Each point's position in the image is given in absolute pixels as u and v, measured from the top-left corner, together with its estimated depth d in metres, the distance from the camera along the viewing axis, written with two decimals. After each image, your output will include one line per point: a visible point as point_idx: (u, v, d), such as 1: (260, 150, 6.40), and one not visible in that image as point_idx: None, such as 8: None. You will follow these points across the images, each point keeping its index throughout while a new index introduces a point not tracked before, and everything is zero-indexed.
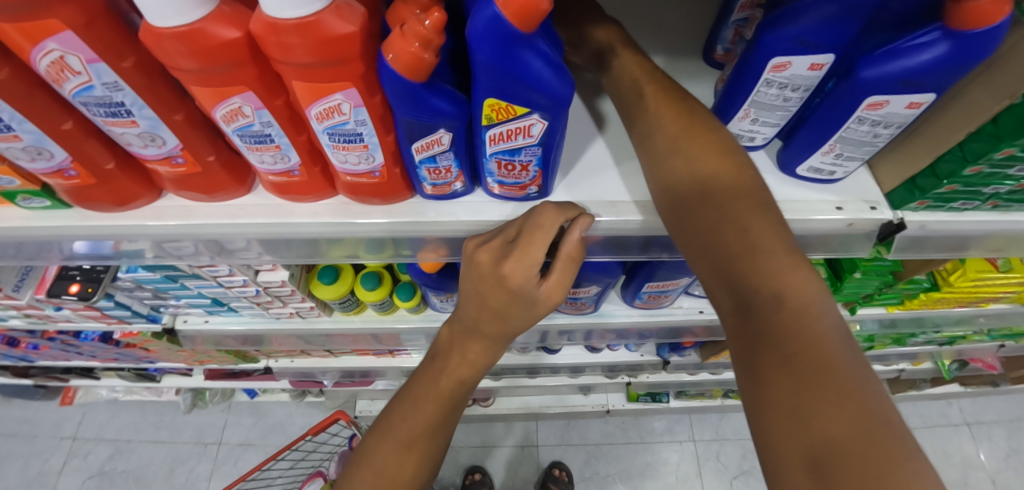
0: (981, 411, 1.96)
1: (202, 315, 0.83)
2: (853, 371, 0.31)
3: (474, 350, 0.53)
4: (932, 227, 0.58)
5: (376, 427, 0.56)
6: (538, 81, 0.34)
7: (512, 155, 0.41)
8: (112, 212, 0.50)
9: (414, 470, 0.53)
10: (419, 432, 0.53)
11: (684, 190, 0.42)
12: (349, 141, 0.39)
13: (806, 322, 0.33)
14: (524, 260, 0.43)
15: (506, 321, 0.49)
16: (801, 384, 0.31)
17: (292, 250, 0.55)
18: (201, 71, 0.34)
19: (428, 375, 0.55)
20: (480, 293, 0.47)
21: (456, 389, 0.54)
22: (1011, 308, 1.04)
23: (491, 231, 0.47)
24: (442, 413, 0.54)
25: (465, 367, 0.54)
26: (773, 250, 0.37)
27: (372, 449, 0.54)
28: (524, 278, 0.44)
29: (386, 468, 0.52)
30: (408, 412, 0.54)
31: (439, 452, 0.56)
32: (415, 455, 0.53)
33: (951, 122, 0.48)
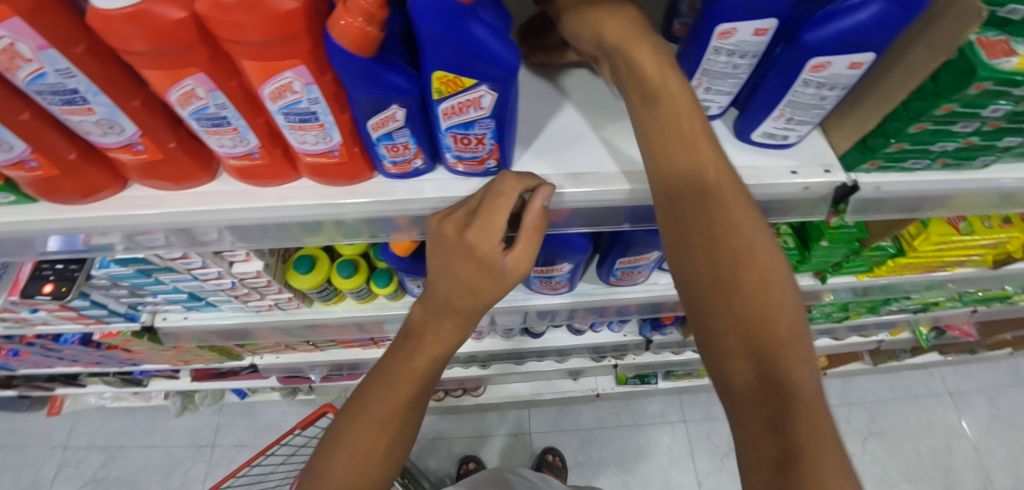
0: (962, 379, 2.00)
1: (182, 312, 0.83)
2: (820, 392, 0.35)
3: (445, 328, 0.51)
4: (887, 188, 0.60)
5: (349, 406, 0.56)
6: (483, 53, 0.35)
7: (466, 128, 0.42)
8: (78, 205, 0.50)
9: (389, 444, 0.54)
10: (393, 411, 0.53)
11: (680, 190, 0.40)
12: (305, 120, 0.40)
13: (788, 343, 0.36)
14: (487, 228, 0.44)
15: (479, 291, 0.47)
16: (778, 409, 0.34)
17: (262, 237, 0.55)
18: (152, 54, 0.34)
19: (399, 356, 0.54)
20: (450, 267, 0.47)
21: (429, 367, 0.53)
22: (977, 271, 1.07)
23: (455, 205, 0.48)
24: (416, 390, 0.54)
25: (438, 346, 0.52)
26: (762, 263, 0.38)
27: (347, 427, 0.54)
28: (490, 247, 0.45)
29: (361, 446, 0.53)
30: (382, 393, 0.54)
31: (416, 423, 0.56)
32: (390, 432, 0.54)
33: (896, 82, 0.50)
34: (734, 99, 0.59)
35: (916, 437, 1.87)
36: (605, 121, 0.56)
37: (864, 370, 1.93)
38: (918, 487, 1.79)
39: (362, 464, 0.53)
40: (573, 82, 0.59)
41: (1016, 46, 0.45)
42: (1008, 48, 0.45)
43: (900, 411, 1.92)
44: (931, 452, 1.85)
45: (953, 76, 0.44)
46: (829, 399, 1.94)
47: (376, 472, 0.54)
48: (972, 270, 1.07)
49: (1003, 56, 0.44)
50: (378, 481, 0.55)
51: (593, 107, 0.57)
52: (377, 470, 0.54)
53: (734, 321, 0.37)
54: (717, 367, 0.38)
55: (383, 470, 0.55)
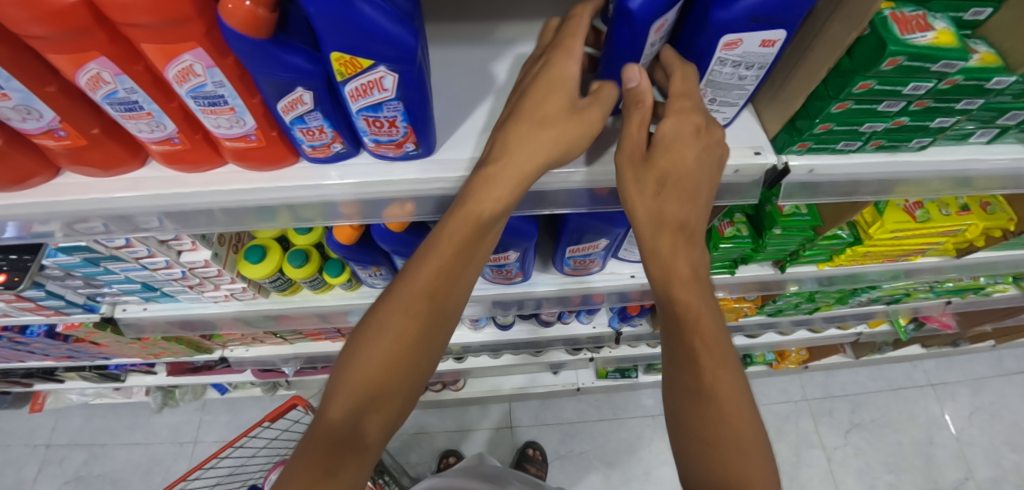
0: (945, 371, 1.99)
1: (141, 303, 0.84)
2: (751, 428, 0.46)
3: (452, 225, 0.49)
4: (821, 171, 0.60)
5: (364, 319, 0.53)
6: (375, 33, 0.36)
7: (375, 111, 0.43)
8: (9, 191, 0.51)
9: (407, 355, 0.51)
10: (409, 314, 0.50)
11: (667, 257, 0.50)
12: (214, 104, 0.41)
13: (730, 398, 0.47)
14: (553, 90, 0.47)
15: (514, 180, 0.48)
16: (716, 448, 0.46)
17: (195, 223, 0.56)
18: (51, 38, 0.35)
19: (415, 257, 0.52)
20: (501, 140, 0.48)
21: (445, 263, 0.51)
22: (941, 260, 1.07)
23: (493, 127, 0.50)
24: (436, 292, 0.51)
25: (432, 274, 0.51)
26: (714, 335, 0.49)
27: (362, 336, 0.51)
28: (552, 107, 0.47)
29: (379, 351, 0.50)
30: (395, 299, 0.51)
31: (439, 339, 0.53)
32: (409, 337, 0.50)
33: (816, 60, 0.50)
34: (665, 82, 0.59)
35: (898, 429, 1.88)
36: None
37: (846, 363, 1.93)
38: (900, 479, 1.79)
39: (382, 371, 0.50)
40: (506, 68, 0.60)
41: (933, 21, 0.46)
42: (925, 23, 0.45)
43: (882, 403, 1.93)
44: (912, 444, 1.85)
45: (867, 53, 0.45)
46: (811, 392, 1.95)
47: (394, 384, 0.50)
48: (936, 259, 1.07)
49: (918, 31, 0.44)
50: (393, 403, 0.51)
51: None
52: (396, 383, 0.50)
53: (685, 379, 0.48)
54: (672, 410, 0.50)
55: (402, 391, 0.51)
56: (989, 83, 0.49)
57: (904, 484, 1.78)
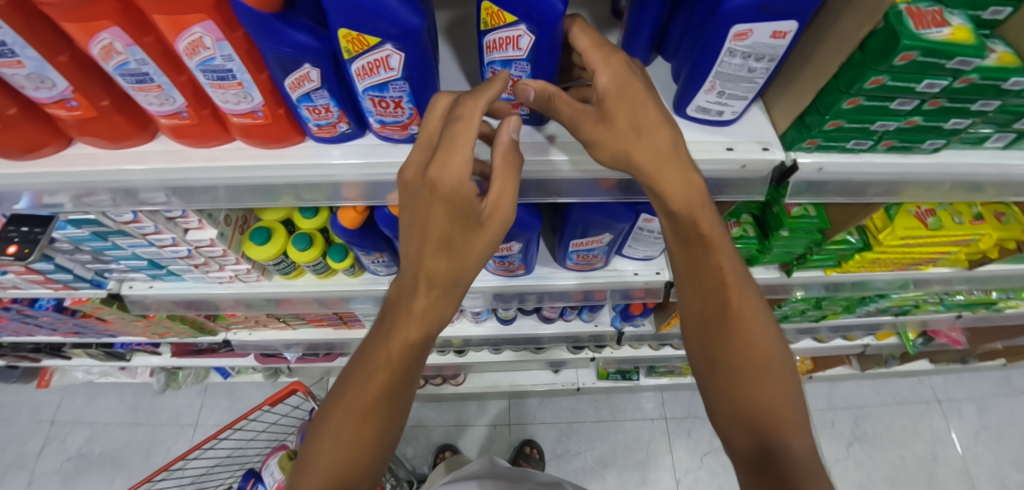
0: (953, 388, 1.96)
1: (147, 280, 0.85)
2: (776, 362, 0.52)
3: (422, 301, 0.51)
4: (830, 170, 0.60)
5: (331, 399, 0.54)
6: (382, 9, 0.37)
7: (381, 91, 0.43)
8: (20, 161, 0.52)
9: (373, 439, 0.51)
10: (373, 399, 0.51)
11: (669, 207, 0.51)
12: (223, 79, 0.42)
13: (755, 338, 0.52)
14: (458, 156, 0.43)
15: (454, 246, 0.48)
16: (744, 389, 0.51)
17: (201, 199, 0.56)
18: (64, 6, 0.35)
19: (380, 335, 0.53)
20: (420, 212, 0.46)
21: (408, 347, 0.52)
22: (952, 271, 1.05)
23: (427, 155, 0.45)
24: (397, 376, 0.52)
25: (413, 325, 0.52)
26: (739, 284, 0.53)
27: (326, 423, 0.52)
28: (460, 180, 0.44)
29: (342, 442, 0.50)
30: (362, 378, 0.52)
31: (398, 421, 0.54)
32: (371, 426, 0.51)
33: (828, 54, 0.49)
34: (674, 74, 0.58)
35: (902, 444, 1.85)
36: None
37: (851, 375, 1.90)
38: None
39: (344, 463, 0.50)
40: None
41: (949, 17, 0.45)
42: (941, 18, 0.44)
43: (886, 417, 1.90)
44: (916, 460, 1.82)
45: (879, 45, 0.44)
46: (813, 403, 1.92)
47: (351, 484, 0.51)
48: (947, 270, 1.05)
49: (934, 26, 0.44)
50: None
51: None
52: (353, 482, 0.51)
53: (713, 328, 0.53)
54: (700, 355, 0.55)
55: (361, 484, 0.52)
56: (1006, 83, 0.48)
57: None
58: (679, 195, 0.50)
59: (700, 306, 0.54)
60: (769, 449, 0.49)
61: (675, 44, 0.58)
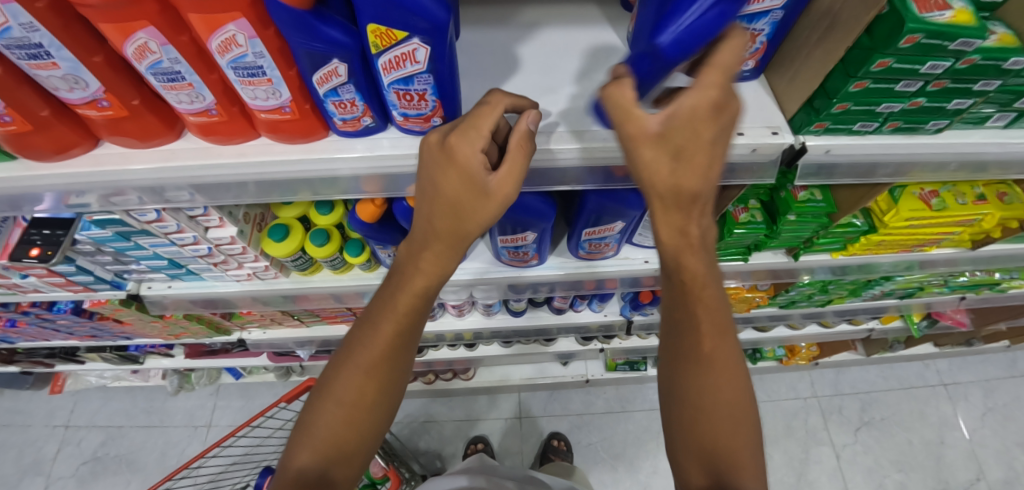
0: (958, 371, 1.98)
1: (166, 280, 0.87)
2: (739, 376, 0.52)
3: (428, 259, 0.54)
4: (838, 152, 0.61)
5: (336, 358, 0.57)
6: (410, 2, 0.38)
7: (407, 84, 0.45)
8: (51, 162, 0.53)
9: (374, 395, 0.55)
10: (378, 356, 0.55)
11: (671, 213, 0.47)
12: (253, 75, 0.43)
13: (718, 348, 0.52)
14: (474, 132, 0.46)
15: (459, 220, 0.50)
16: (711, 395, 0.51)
17: (225, 195, 0.58)
18: (103, 6, 0.36)
19: (387, 296, 0.56)
20: (432, 179, 0.48)
21: (413, 305, 0.55)
22: (955, 252, 1.06)
23: (452, 125, 0.48)
24: (401, 334, 0.56)
25: (420, 279, 0.54)
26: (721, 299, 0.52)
27: (332, 379, 0.56)
28: (472, 154, 0.46)
29: (346, 396, 0.54)
30: (367, 337, 0.55)
31: (400, 379, 0.57)
32: (374, 383, 0.55)
33: (836, 40, 0.50)
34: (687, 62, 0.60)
35: (908, 428, 1.87)
36: (557, 84, 0.59)
37: (856, 361, 1.92)
38: (909, 478, 1.79)
39: (346, 418, 0.54)
40: (529, 51, 0.62)
41: (951, 1, 0.46)
42: (943, 2, 0.46)
43: (892, 401, 1.92)
44: (922, 443, 1.84)
45: (886, 29, 0.45)
46: (820, 389, 1.94)
47: (351, 440, 0.55)
48: (951, 251, 1.06)
49: (936, 9, 0.45)
50: (355, 451, 0.56)
51: (544, 72, 0.60)
52: (353, 437, 0.55)
53: (694, 333, 0.51)
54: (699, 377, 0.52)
55: (360, 441, 0.56)
56: (1006, 62, 0.49)
57: (914, 483, 1.78)
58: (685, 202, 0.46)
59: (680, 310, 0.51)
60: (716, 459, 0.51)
61: None
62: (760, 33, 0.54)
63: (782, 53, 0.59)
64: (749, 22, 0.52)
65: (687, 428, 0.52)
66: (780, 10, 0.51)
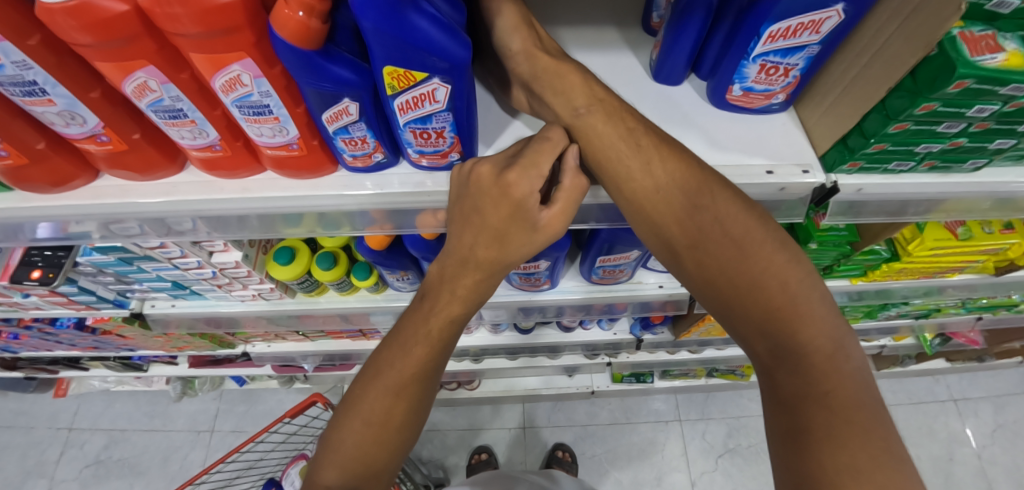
0: (968, 387, 1.94)
1: (169, 299, 0.85)
2: (834, 348, 0.39)
3: (466, 284, 0.49)
4: (870, 191, 0.58)
5: (362, 374, 0.51)
6: (430, 43, 0.35)
7: (424, 123, 0.42)
8: (49, 193, 0.51)
9: (403, 417, 0.49)
10: (409, 377, 0.49)
11: (643, 175, 0.46)
12: (259, 114, 0.40)
13: (783, 308, 0.41)
14: (531, 169, 0.43)
15: (505, 251, 0.46)
16: (804, 403, 0.38)
17: (235, 228, 0.56)
18: (100, 45, 0.34)
19: (418, 316, 0.51)
20: (480, 209, 0.45)
21: (447, 329, 0.50)
22: (977, 277, 1.03)
23: (502, 155, 0.45)
24: (434, 357, 0.50)
25: (456, 304, 0.50)
26: (773, 251, 0.42)
27: (358, 397, 0.50)
28: (529, 189, 0.43)
29: (374, 415, 0.48)
30: (396, 356, 0.49)
31: (430, 398, 0.52)
32: (403, 401, 0.49)
33: (876, 78, 0.49)
34: (712, 90, 0.58)
35: (917, 444, 1.84)
36: None
37: None
38: None
39: (374, 438, 0.48)
40: None
41: (1003, 41, 0.43)
42: (995, 43, 0.42)
43: (901, 417, 1.89)
44: (931, 461, 1.81)
45: (932, 74, 0.43)
46: None
47: (379, 459, 0.49)
48: (973, 277, 1.03)
49: (988, 52, 0.42)
50: (383, 470, 0.49)
51: None
52: (382, 456, 0.49)
53: (748, 286, 0.42)
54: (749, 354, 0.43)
55: (388, 459, 0.49)
56: None
57: None
58: (666, 175, 0.46)
59: (710, 281, 0.44)
60: (805, 437, 0.37)
61: (711, 62, 0.58)
62: (794, 67, 0.52)
63: (815, 85, 0.57)
64: (783, 57, 0.51)
65: (783, 404, 0.40)
66: (817, 45, 0.49)
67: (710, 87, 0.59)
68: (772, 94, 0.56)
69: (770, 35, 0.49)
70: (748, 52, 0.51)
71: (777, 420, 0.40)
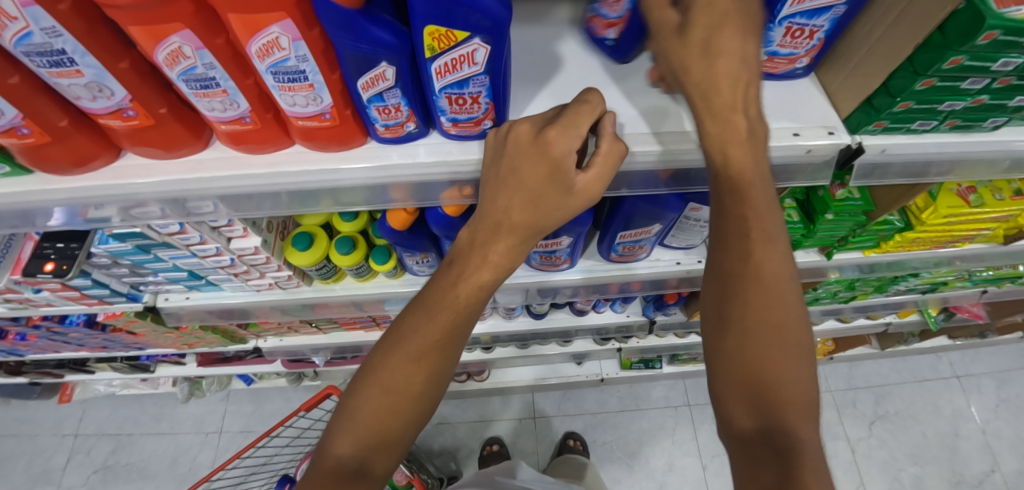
0: (970, 363, 1.97)
1: (183, 292, 0.84)
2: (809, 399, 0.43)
3: (497, 249, 0.48)
4: (893, 151, 0.58)
5: (383, 341, 0.51)
6: (474, 1, 0.35)
7: (461, 88, 0.42)
8: (70, 174, 0.50)
9: (423, 385, 0.49)
10: (431, 345, 0.48)
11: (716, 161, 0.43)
12: (294, 81, 0.40)
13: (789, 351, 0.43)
14: (571, 129, 0.42)
15: (538, 215, 0.46)
16: (766, 450, 0.42)
17: (255, 207, 0.55)
18: (133, 7, 0.33)
19: (444, 282, 0.50)
20: (516, 170, 0.44)
21: (474, 295, 0.49)
22: (986, 247, 1.04)
23: (542, 117, 0.44)
24: (458, 325, 0.49)
25: (485, 271, 0.49)
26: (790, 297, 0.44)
27: (378, 364, 0.49)
28: (567, 149, 0.42)
29: (394, 382, 0.48)
30: (420, 322, 0.49)
31: (451, 370, 0.51)
32: (424, 369, 0.48)
33: (902, 35, 0.48)
34: None
35: (923, 421, 1.86)
36: (604, 82, 0.56)
37: (871, 355, 1.91)
38: (924, 470, 1.78)
39: (391, 407, 0.48)
40: (570, 48, 0.58)
41: None
42: None
43: (906, 394, 1.91)
44: (937, 436, 1.83)
45: (960, 26, 0.43)
46: (834, 384, 1.93)
47: (394, 428, 0.48)
48: (981, 247, 1.03)
49: (1016, 4, 0.41)
50: (396, 441, 0.49)
51: (589, 72, 0.57)
52: (397, 426, 0.48)
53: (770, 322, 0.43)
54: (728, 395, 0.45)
55: (403, 429, 0.49)
56: None
57: (929, 476, 1.77)
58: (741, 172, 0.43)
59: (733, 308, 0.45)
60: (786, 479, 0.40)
61: None
62: (819, 29, 0.52)
63: (838, 47, 0.56)
64: (810, 18, 0.50)
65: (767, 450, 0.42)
66: (843, 6, 0.49)
67: None
68: (796, 59, 0.56)
69: None
70: (774, 15, 0.50)
71: (737, 458, 0.44)
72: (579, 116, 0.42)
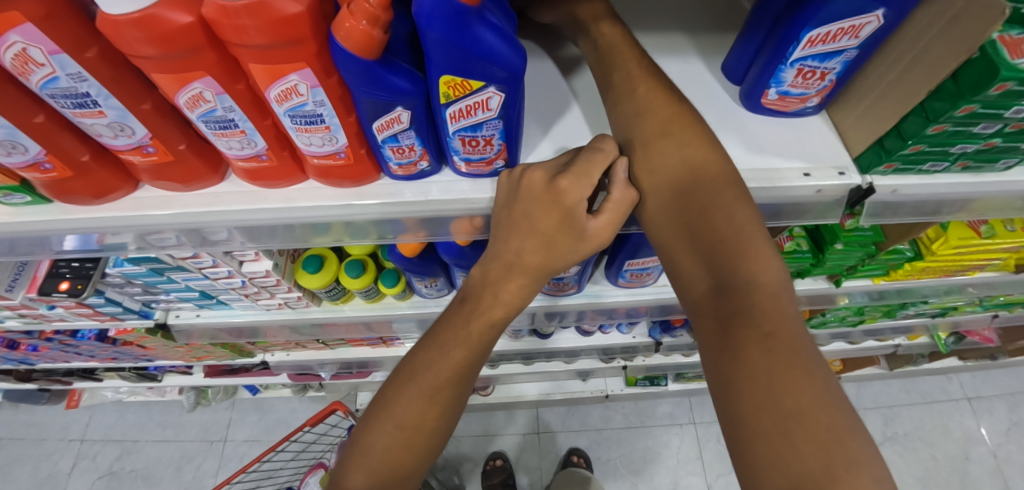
0: (982, 385, 1.94)
1: (193, 309, 0.85)
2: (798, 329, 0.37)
3: (510, 287, 0.49)
4: (903, 191, 0.58)
5: (396, 375, 0.51)
6: (491, 54, 0.36)
7: (474, 131, 0.43)
8: (90, 205, 0.51)
9: (436, 421, 0.48)
10: (444, 381, 0.48)
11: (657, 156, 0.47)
12: (311, 123, 0.40)
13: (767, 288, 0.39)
14: (583, 178, 0.43)
15: (552, 257, 0.46)
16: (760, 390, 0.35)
17: (272, 238, 0.56)
18: (163, 57, 0.34)
19: (457, 317, 0.50)
20: (530, 215, 0.44)
21: (488, 332, 0.49)
22: (998, 276, 1.02)
23: (555, 163, 0.45)
24: (472, 359, 0.49)
25: (498, 307, 0.49)
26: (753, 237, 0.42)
27: (391, 399, 0.49)
28: (580, 197, 0.43)
29: (407, 419, 0.48)
30: (434, 357, 0.49)
31: (463, 405, 0.51)
32: (437, 405, 0.48)
33: (914, 81, 0.48)
34: (746, 92, 0.58)
35: (933, 443, 1.83)
36: None
37: (879, 375, 1.88)
38: None
39: (405, 442, 0.48)
40: (584, 83, 0.59)
41: None
42: None
43: (915, 416, 1.88)
44: (946, 460, 1.80)
45: (974, 77, 0.42)
46: None
47: (408, 463, 0.48)
48: (993, 275, 1.02)
49: None
50: (410, 475, 0.49)
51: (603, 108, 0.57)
52: (411, 461, 0.48)
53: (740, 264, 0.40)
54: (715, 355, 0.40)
55: (416, 464, 0.49)
56: None
57: None
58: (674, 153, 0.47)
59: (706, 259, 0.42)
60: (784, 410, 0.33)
61: (745, 62, 0.58)
62: (831, 71, 0.52)
63: (849, 87, 0.56)
64: (821, 61, 0.50)
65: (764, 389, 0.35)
66: (855, 50, 0.49)
67: (745, 90, 0.58)
68: (807, 98, 0.56)
69: (809, 40, 0.48)
70: (785, 57, 0.50)
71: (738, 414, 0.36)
72: (590, 165, 0.43)
